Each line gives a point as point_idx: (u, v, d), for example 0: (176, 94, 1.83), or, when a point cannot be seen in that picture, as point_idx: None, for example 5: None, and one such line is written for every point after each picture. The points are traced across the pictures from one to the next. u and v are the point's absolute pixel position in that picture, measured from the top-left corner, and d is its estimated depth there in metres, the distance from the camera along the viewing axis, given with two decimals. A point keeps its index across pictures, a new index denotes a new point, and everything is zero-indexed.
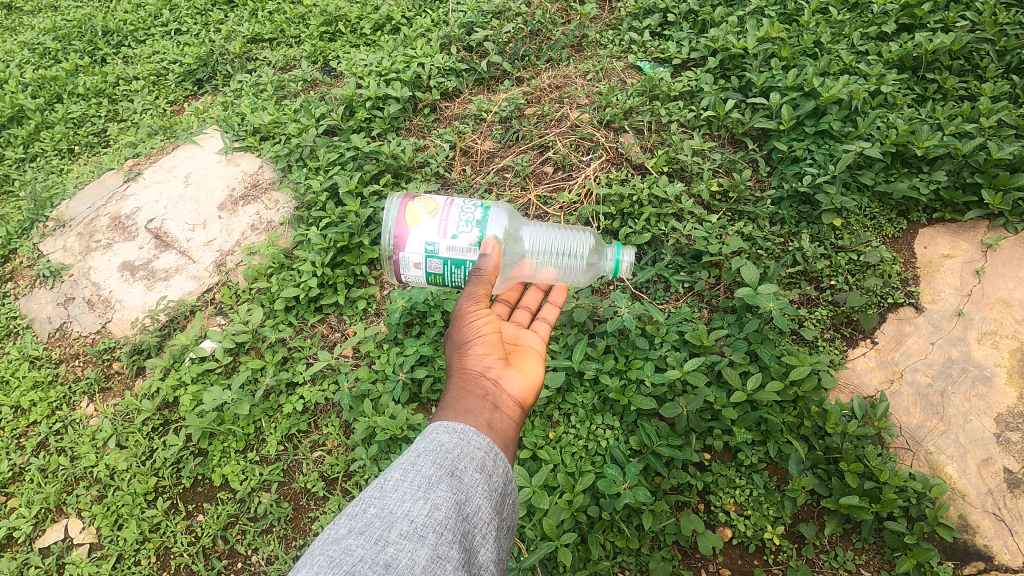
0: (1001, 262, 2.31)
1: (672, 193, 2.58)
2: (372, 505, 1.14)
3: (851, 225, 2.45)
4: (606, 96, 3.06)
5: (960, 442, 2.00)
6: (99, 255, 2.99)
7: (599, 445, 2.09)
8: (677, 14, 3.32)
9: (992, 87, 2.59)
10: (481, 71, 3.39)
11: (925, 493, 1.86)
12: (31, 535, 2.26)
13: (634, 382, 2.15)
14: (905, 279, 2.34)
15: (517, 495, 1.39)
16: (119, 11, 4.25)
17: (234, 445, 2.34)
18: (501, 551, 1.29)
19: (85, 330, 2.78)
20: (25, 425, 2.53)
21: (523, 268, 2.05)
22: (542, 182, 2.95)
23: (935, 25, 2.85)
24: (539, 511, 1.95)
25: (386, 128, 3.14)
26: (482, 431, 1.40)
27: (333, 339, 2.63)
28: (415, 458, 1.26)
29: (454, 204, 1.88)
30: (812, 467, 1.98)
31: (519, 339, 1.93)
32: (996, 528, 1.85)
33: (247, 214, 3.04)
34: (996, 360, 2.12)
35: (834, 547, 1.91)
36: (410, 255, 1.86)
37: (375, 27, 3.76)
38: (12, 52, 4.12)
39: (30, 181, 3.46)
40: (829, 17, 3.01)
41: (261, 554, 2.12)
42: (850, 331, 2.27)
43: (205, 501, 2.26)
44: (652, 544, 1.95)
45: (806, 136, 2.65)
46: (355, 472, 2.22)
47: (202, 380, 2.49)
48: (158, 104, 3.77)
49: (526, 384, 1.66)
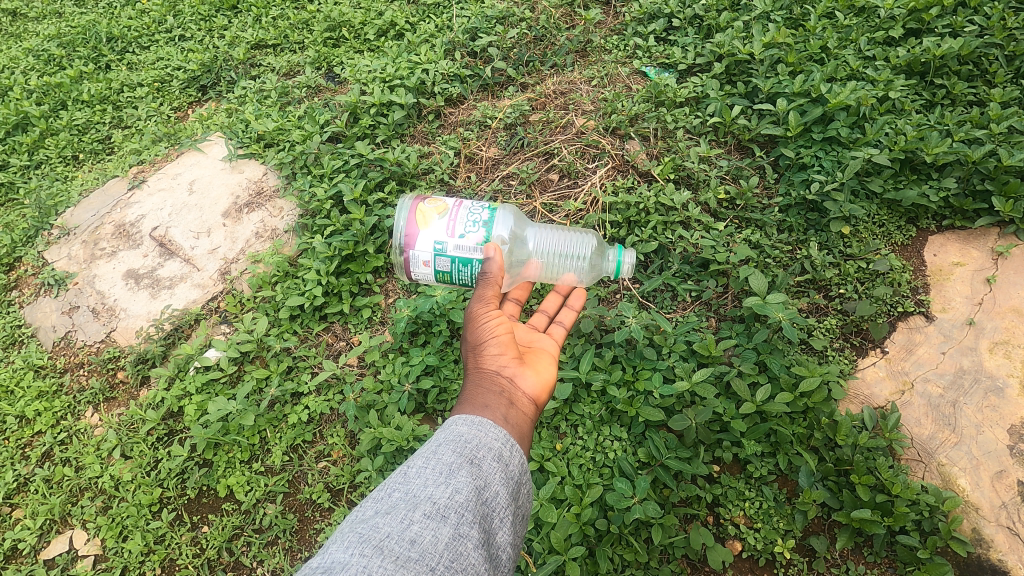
0: (1013, 270, 2.27)
1: (679, 201, 2.57)
2: (396, 488, 1.14)
3: (860, 234, 2.43)
4: (612, 103, 3.04)
5: (973, 454, 1.98)
6: (103, 264, 2.98)
7: (607, 457, 2.08)
8: (682, 18, 3.30)
9: (1002, 92, 2.56)
10: (485, 77, 3.37)
11: (937, 506, 1.84)
12: (36, 546, 2.25)
13: (643, 393, 2.13)
14: (915, 288, 2.32)
15: (532, 483, 1.38)
16: (124, 18, 4.27)
17: (238, 456, 2.32)
18: (517, 537, 1.30)
19: (90, 339, 2.78)
20: (30, 435, 2.52)
21: (530, 269, 2.03)
22: (547, 190, 2.94)
23: (943, 29, 2.81)
24: (548, 524, 1.94)
25: (391, 134, 3.13)
26: (500, 424, 1.39)
27: (337, 348, 2.62)
28: (436, 447, 1.26)
29: (462, 206, 1.86)
30: (823, 479, 1.96)
31: (533, 341, 1.87)
32: (1011, 542, 1.82)
33: (251, 221, 3.03)
34: (1009, 370, 2.09)
35: (845, 561, 1.88)
36: (419, 253, 1.84)
37: (379, 32, 3.75)
38: (17, 59, 4.12)
39: (34, 189, 3.44)
40: (836, 22, 2.98)
41: (267, 567, 2.10)
42: (859, 340, 2.26)
43: (211, 511, 2.25)
44: (662, 557, 1.94)
45: (813, 142, 2.63)
46: (361, 484, 2.21)
47: (207, 390, 2.47)
48: (162, 110, 3.77)
49: (541, 382, 1.64)
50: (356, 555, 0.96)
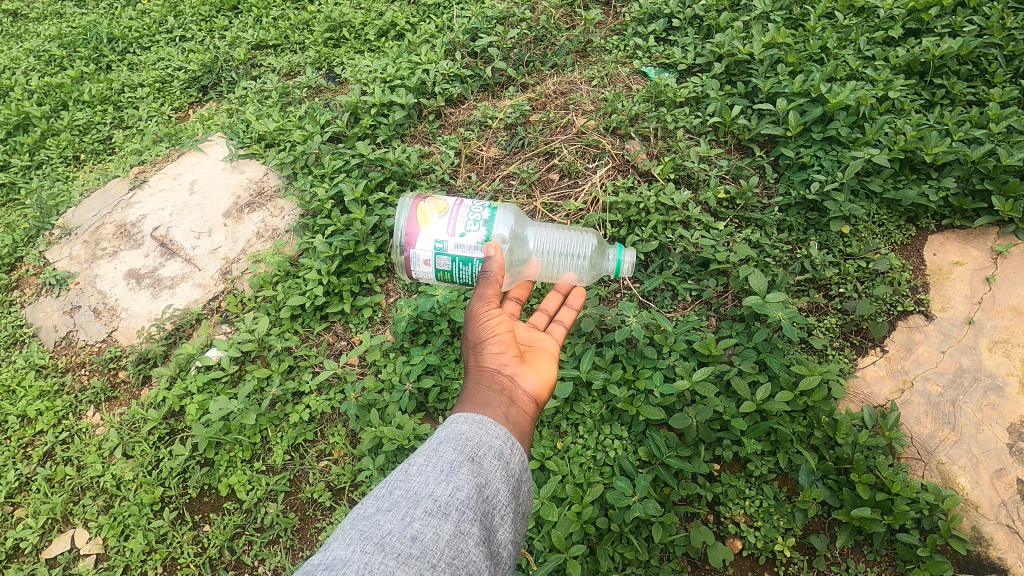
0: (1013, 269, 2.28)
1: (679, 201, 2.58)
2: (397, 486, 1.15)
3: (860, 233, 2.44)
4: (613, 103, 3.05)
5: (972, 452, 1.98)
6: (104, 263, 2.99)
7: (607, 456, 2.08)
8: (682, 19, 3.30)
9: (1001, 92, 2.57)
10: (485, 78, 3.37)
11: (937, 504, 1.85)
12: (38, 546, 2.25)
13: (643, 392, 2.14)
14: (915, 287, 2.33)
15: (533, 481, 1.38)
16: (125, 19, 4.28)
17: (239, 455, 2.32)
18: (517, 535, 1.30)
19: (91, 339, 2.78)
20: (31, 434, 2.52)
21: (530, 268, 2.03)
22: (547, 189, 2.94)
23: (943, 29, 2.82)
24: (549, 523, 1.95)
25: (391, 134, 3.14)
26: (500, 422, 1.40)
27: (338, 348, 2.62)
28: (436, 445, 1.26)
29: (463, 205, 1.87)
30: (823, 478, 1.96)
31: (534, 340, 1.88)
32: (1010, 540, 1.83)
33: (252, 221, 3.04)
34: (1008, 369, 2.10)
35: (845, 559, 1.88)
36: (419, 251, 1.85)
37: (379, 32, 3.76)
38: (17, 60, 4.13)
39: (35, 189, 3.44)
40: (836, 22, 2.99)
41: (267, 565, 2.11)
42: (859, 340, 2.26)
43: (212, 511, 2.25)
44: (663, 556, 1.94)
45: (813, 142, 2.63)
46: (362, 483, 2.21)
47: (208, 389, 2.48)
48: (163, 110, 3.77)
49: (542, 381, 1.65)
50: (358, 552, 0.97)
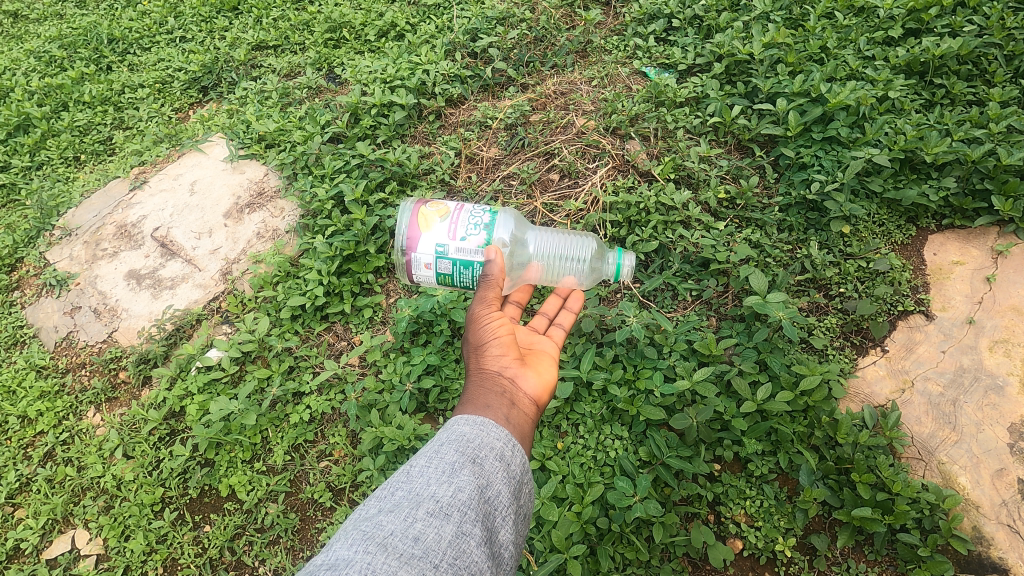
0: (1013, 268, 2.28)
1: (679, 201, 2.58)
2: (400, 487, 1.15)
3: (860, 233, 2.44)
4: (612, 103, 3.05)
5: (973, 452, 1.98)
6: (105, 264, 2.99)
7: (607, 456, 2.09)
8: (682, 19, 3.31)
9: (1001, 92, 2.57)
10: (486, 78, 3.37)
11: (939, 504, 1.85)
12: (38, 546, 2.25)
13: (643, 392, 2.14)
14: (915, 287, 2.33)
15: (534, 483, 1.38)
16: (125, 19, 4.29)
17: (239, 455, 2.32)
18: (518, 536, 1.30)
19: (91, 339, 2.79)
20: (32, 435, 2.53)
21: (530, 271, 2.03)
22: (547, 190, 2.94)
23: (942, 29, 2.82)
24: (549, 523, 1.95)
25: (391, 135, 3.14)
26: (501, 424, 1.40)
27: (338, 348, 2.62)
28: (438, 446, 1.26)
29: (463, 209, 1.87)
30: (823, 478, 1.96)
31: (534, 342, 1.87)
32: (1011, 540, 1.83)
33: (252, 222, 3.04)
34: (1008, 369, 2.10)
35: (846, 559, 1.88)
36: (420, 255, 1.85)
37: (379, 33, 3.77)
38: (18, 61, 4.13)
39: (36, 190, 3.45)
40: (836, 22, 2.99)
41: (268, 566, 2.11)
42: (860, 339, 2.26)
43: (212, 511, 2.25)
44: (663, 556, 1.94)
45: (813, 142, 2.63)
46: (362, 483, 2.21)
47: (209, 389, 2.48)
48: (164, 111, 3.77)
49: (542, 383, 1.64)
50: (360, 552, 0.97)
